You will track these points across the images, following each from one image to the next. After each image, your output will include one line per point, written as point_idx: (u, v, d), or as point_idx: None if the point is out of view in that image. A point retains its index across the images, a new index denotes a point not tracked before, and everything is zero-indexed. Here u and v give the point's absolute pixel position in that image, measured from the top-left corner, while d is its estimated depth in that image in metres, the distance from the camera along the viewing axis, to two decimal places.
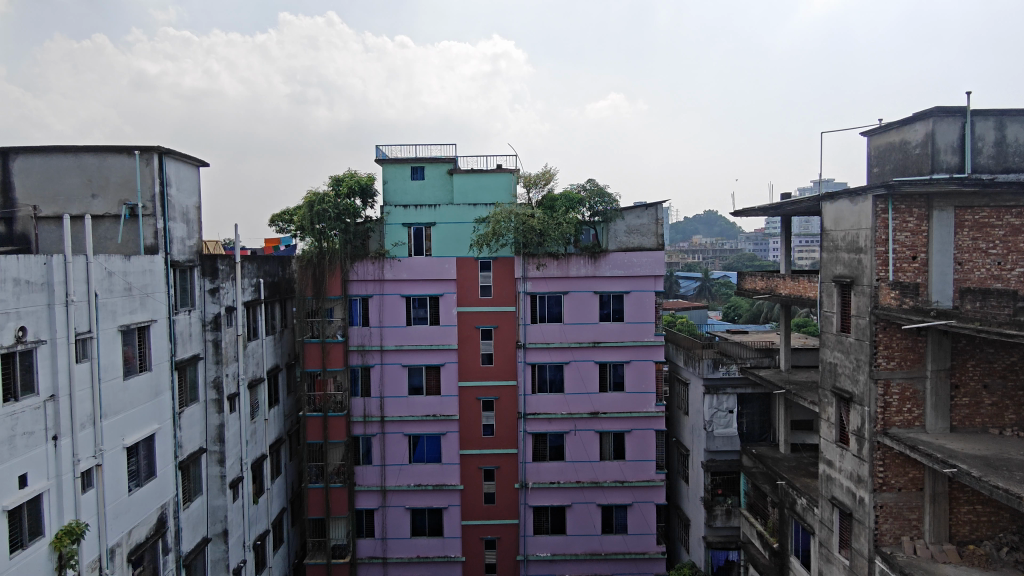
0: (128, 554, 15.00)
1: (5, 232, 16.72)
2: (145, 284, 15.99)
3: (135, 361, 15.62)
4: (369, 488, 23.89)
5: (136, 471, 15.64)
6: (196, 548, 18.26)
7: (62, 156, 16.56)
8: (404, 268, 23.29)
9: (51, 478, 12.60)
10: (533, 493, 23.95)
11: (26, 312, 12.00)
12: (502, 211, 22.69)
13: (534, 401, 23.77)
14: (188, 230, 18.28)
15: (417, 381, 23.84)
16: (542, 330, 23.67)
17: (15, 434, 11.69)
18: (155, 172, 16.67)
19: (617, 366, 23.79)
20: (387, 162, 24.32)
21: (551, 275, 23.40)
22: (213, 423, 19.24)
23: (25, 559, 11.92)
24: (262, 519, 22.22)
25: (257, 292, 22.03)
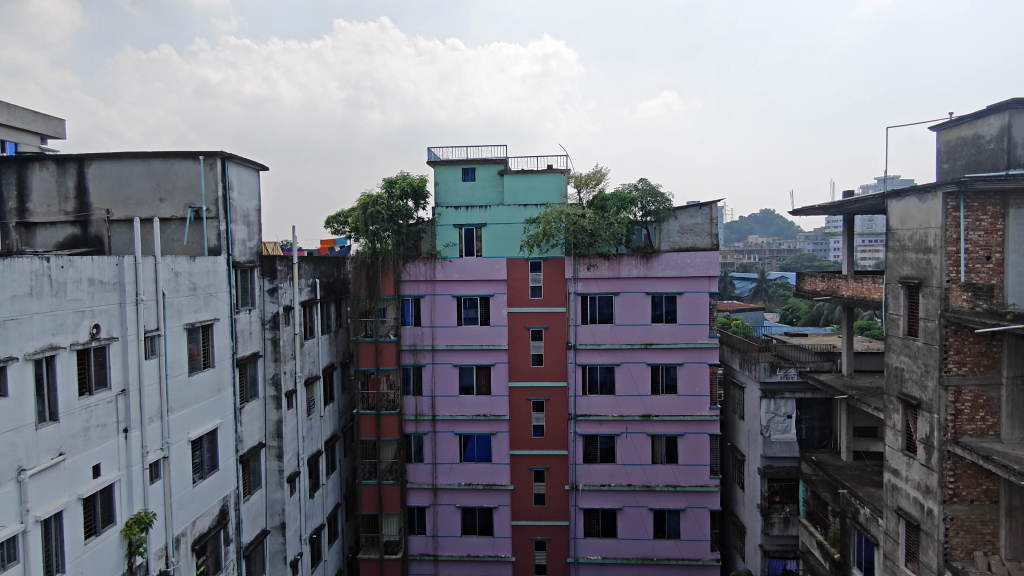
0: (193, 543, 15.64)
1: (80, 234, 17.61)
2: (209, 284, 16.62)
3: (199, 359, 16.25)
4: (421, 486, 24.21)
5: (200, 463, 16.28)
6: (256, 540, 18.91)
7: (133, 161, 17.39)
8: (455, 268, 23.47)
9: (122, 469, 13.23)
10: (584, 496, 23.80)
11: (100, 311, 12.65)
12: (553, 211, 22.62)
13: (585, 402, 23.62)
14: (249, 232, 18.91)
15: (468, 381, 24.01)
16: (593, 331, 23.50)
17: (90, 426, 12.33)
18: (218, 176, 17.26)
19: (670, 368, 23.41)
20: (440, 164, 24.55)
21: (602, 275, 23.20)
22: (272, 419, 19.88)
23: (98, 545, 12.54)
24: (317, 513, 22.78)
25: (313, 292, 22.63)
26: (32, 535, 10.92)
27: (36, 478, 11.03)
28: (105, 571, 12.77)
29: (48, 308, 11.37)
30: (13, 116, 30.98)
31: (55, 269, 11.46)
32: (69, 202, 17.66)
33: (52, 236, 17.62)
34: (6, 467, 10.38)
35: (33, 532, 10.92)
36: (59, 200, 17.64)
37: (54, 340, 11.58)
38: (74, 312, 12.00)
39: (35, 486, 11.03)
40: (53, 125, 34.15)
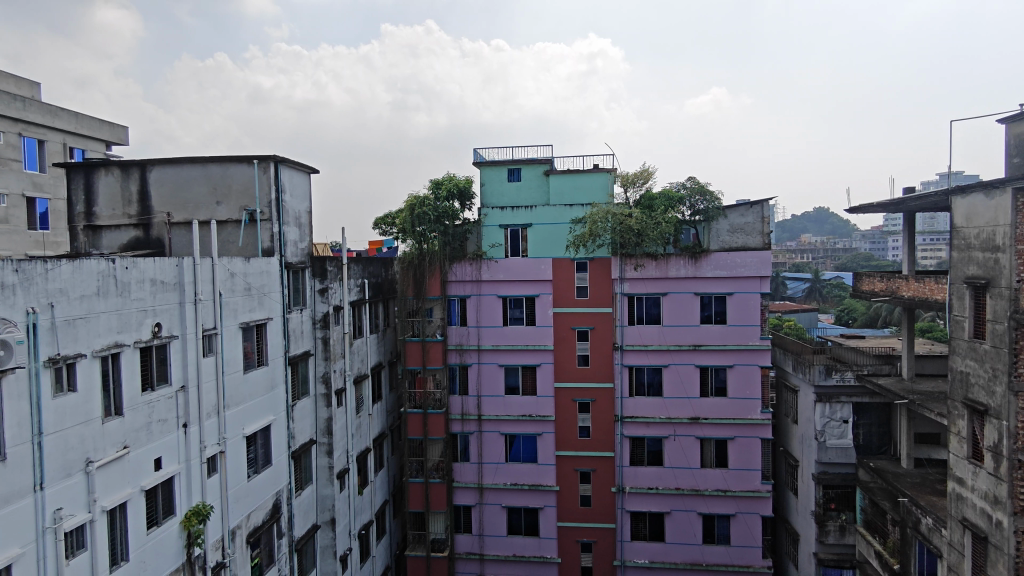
0: (248, 535, 16.13)
1: (142, 237, 18.35)
2: (263, 284, 17.12)
3: (254, 357, 16.74)
4: (467, 485, 24.38)
5: (255, 458, 16.77)
6: (307, 534, 19.38)
7: (191, 166, 18.00)
8: (501, 268, 23.57)
9: (181, 462, 13.74)
10: (631, 498, 23.54)
11: (161, 310, 13.16)
12: (599, 211, 22.45)
13: (632, 404, 23.36)
14: (301, 233, 19.39)
15: (513, 381, 24.07)
16: (640, 332, 23.20)
17: (152, 421, 12.86)
18: (271, 179, 17.73)
19: (720, 370, 22.94)
20: (485, 165, 24.69)
21: (650, 276, 22.91)
22: (322, 416, 20.33)
23: (160, 535, 13.04)
24: (366, 509, 23.18)
25: (362, 292, 23.04)
26: (99, 524, 11.42)
27: (103, 469, 11.54)
28: (166, 561, 13.27)
29: (113, 307, 11.87)
30: (81, 124, 32.60)
31: (121, 270, 11.98)
32: (132, 205, 18.42)
33: (116, 239, 18.44)
34: (75, 459, 10.89)
35: (100, 521, 11.41)
36: (123, 204, 18.42)
37: (120, 337, 12.07)
38: (137, 311, 12.51)
39: (101, 477, 11.53)
40: (117, 132, 35.79)
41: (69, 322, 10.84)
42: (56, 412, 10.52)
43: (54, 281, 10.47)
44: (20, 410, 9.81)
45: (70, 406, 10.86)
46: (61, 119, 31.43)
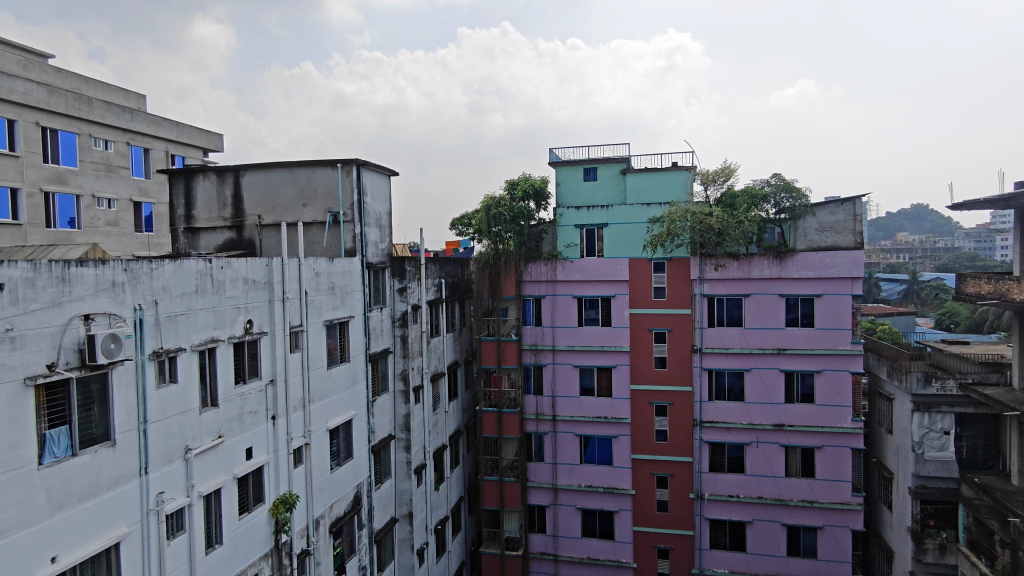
0: (330, 525, 16.75)
1: (236, 238, 19.45)
2: (346, 284, 17.73)
3: (337, 353, 17.38)
4: (541, 485, 24.39)
5: (337, 451, 17.39)
6: (385, 527, 19.95)
7: (281, 171, 18.87)
8: (577, 268, 23.46)
9: (270, 453, 14.44)
10: (710, 506, 22.88)
11: (253, 307, 13.88)
12: (677, 210, 21.90)
13: (712, 409, 22.70)
14: (381, 234, 19.97)
15: (588, 382, 23.88)
16: (721, 335, 22.50)
17: (244, 413, 13.58)
18: (353, 182, 18.33)
19: (806, 376, 21.94)
20: (561, 165, 24.66)
21: (731, 276, 22.18)
22: (401, 412, 20.87)
23: (251, 521, 13.72)
24: (442, 505, 23.60)
25: (439, 292, 23.46)
26: (197, 508, 12.12)
27: (200, 457, 12.25)
28: (256, 546, 13.94)
29: (210, 305, 12.60)
30: (182, 133, 34.80)
31: (217, 269, 12.69)
32: (227, 209, 19.50)
33: (213, 240, 19.61)
34: (176, 446, 11.63)
35: (197, 505, 12.10)
36: (219, 207, 19.54)
37: (216, 333, 12.78)
38: (231, 308, 13.23)
39: (198, 464, 12.23)
40: (214, 140, 38.04)
41: (170, 318, 11.57)
42: (159, 402, 11.27)
43: (158, 280, 11.21)
44: (127, 400, 10.54)
45: (172, 396, 11.60)
46: (164, 128, 33.63)
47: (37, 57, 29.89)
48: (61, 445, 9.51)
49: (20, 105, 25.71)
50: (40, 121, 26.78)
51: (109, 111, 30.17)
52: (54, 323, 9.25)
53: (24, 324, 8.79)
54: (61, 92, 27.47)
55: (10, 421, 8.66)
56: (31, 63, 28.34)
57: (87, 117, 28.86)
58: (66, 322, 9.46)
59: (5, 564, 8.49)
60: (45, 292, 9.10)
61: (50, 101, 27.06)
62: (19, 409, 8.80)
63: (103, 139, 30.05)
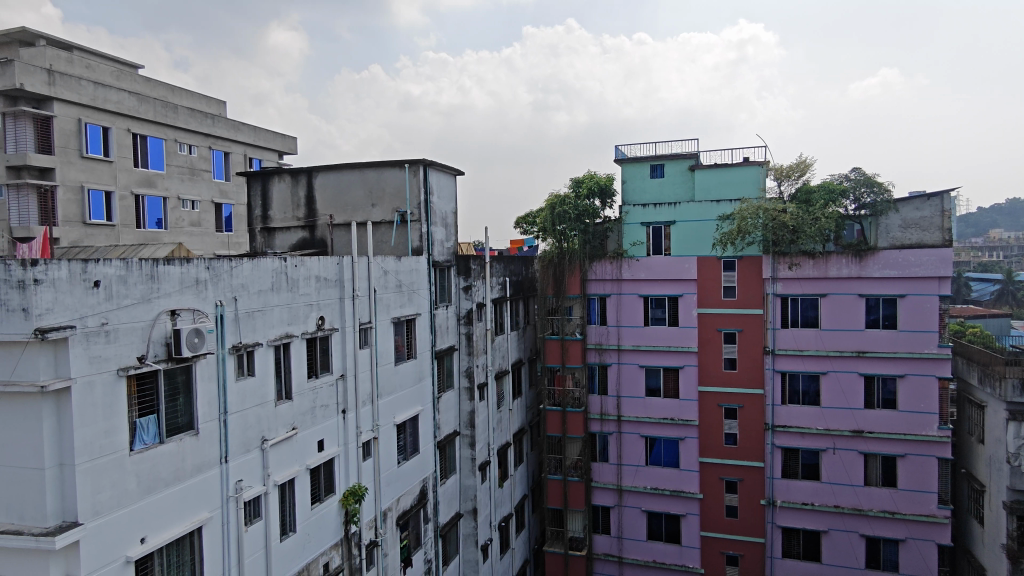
0: (398, 518, 17.13)
1: (309, 238, 20.14)
2: (412, 282, 18.06)
3: (404, 350, 17.73)
4: (606, 485, 24.17)
5: (404, 446, 17.75)
6: (450, 521, 20.24)
7: (351, 172, 19.38)
8: (642, 268, 23.10)
9: (341, 445, 14.89)
10: (782, 513, 22.10)
11: (325, 304, 14.34)
12: (748, 207, 21.20)
13: (785, 413, 21.88)
14: (447, 233, 20.24)
15: (654, 383, 23.49)
16: (795, 336, 21.65)
17: (316, 406, 14.04)
18: (420, 182, 18.65)
19: (888, 380, 20.85)
20: (627, 162, 24.34)
21: (806, 275, 21.30)
22: (465, 409, 21.11)
23: (322, 511, 14.18)
24: (506, 502, 23.75)
25: (503, 291, 23.56)
26: (272, 496, 12.62)
27: (276, 447, 12.75)
28: (327, 536, 14.39)
29: (285, 302, 13.08)
30: (259, 137, 36.29)
31: (291, 268, 13.16)
32: (301, 209, 20.20)
33: (287, 239, 20.37)
34: (253, 437, 12.16)
35: (273, 493, 12.61)
36: (293, 208, 20.26)
37: (290, 329, 13.26)
38: (305, 305, 13.71)
39: (274, 454, 12.74)
40: (288, 143, 39.51)
41: (248, 314, 12.09)
42: (238, 394, 11.79)
43: (237, 277, 11.73)
44: (210, 391, 11.09)
45: (250, 388, 12.11)
46: (242, 132, 35.17)
47: (128, 68, 31.82)
48: (150, 432, 10.08)
49: (113, 113, 27.49)
50: (131, 128, 28.55)
51: (193, 117, 31.77)
52: (143, 317, 9.82)
53: (117, 318, 9.38)
54: (149, 100, 29.16)
55: (105, 408, 9.23)
56: (123, 74, 30.22)
57: (173, 124, 30.53)
58: (154, 317, 10.02)
59: (99, 541, 9.07)
60: (136, 289, 9.66)
61: (140, 109, 28.78)
62: (113, 398, 9.37)
63: (187, 144, 31.72)
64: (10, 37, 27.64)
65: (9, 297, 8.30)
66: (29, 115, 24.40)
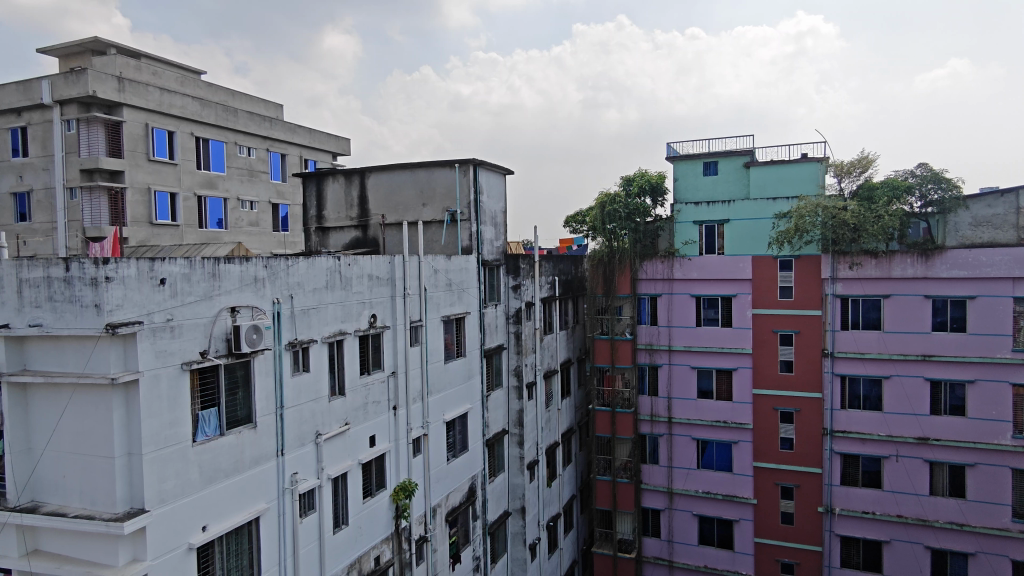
0: (447, 514, 17.31)
1: (362, 237, 20.54)
2: (462, 280, 18.19)
3: (454, 348, 17.88)
4: (656, 488, 23.82)
5: (453, 443, 17.91)
6: (499, 519, 20.33)
7: (402, 171, 19.64)
8: (695, 267, 22.64)
9: (392, 441, 15.13)
10: (841, 521, 21.37)
11: (377, 302, 14.59)
12: (807, 204, 20.46)
13: (845, 418, 21.13)
14: (496, 232, 20.32)
15: (706, 385, 23.02)
16: (856, 338, 20.87)
17: (368, 402, 14.31)
18: (470, 181, 18.77)
19: (956, 386, 19.87)
20: (679, 160, 23.92)
21: (868, 275, 20.53)
22: (514, 408, 21.14)
23: (374, 505, 14.43)
24: (554, 502, 23.68)
25: (552, 290, 23.48)
26: (326, 490, 12.91)
27: (329, 442, 13.05)
28: (379, 529, 14.65)
29: (338, 299, 13.36)
30: (314, 138, 37.19)
31: (344, 266, 13.44)
32: (354, 209, 20.60)
33: (341, 239, 20.83)
34: (308, 431, 12.47)
35: (326, 487, 12.90)
36: (346, 208, 20.68)
37: (343, 326, 13.54)
38: (357, 303, 13.98)
39: (328, 449, 13.03)
40: (342, 144, 40.37)
41: (304, 312, 12.40)
42: (294, 389, 12.11)
43: (294, 275, 12.05)
44: (267, 386, 11.42)
45: (305, 384, 12.43)
46: (298, 134, 36.11)
47: (192, 74, 33.10)
48: (211, 425, 10.45)
49: (178, 117, 28.64)
50: (194, 132, 29.68)
51: (252, 121, 32.79)
52: (205, 314, 10.18)
53: (181, 315, 9.75)
54: (211, 104, 30.27)
55: (170, 401, 9.60)
56: (187, 79, 31.45)
57: (233, 127, 31.59)
58: (216, 313, 10.38)
59: (164, 528, 9.44)
60: (198, 286, 10.03)
61: (202, 113, 29.87)
62: (177, 391, 9.74)
63: (247, 146, 32.81)
64: (83, 47, 29.06)
65: (82, 293, 8.75)
66: (101, 120, 25.64)
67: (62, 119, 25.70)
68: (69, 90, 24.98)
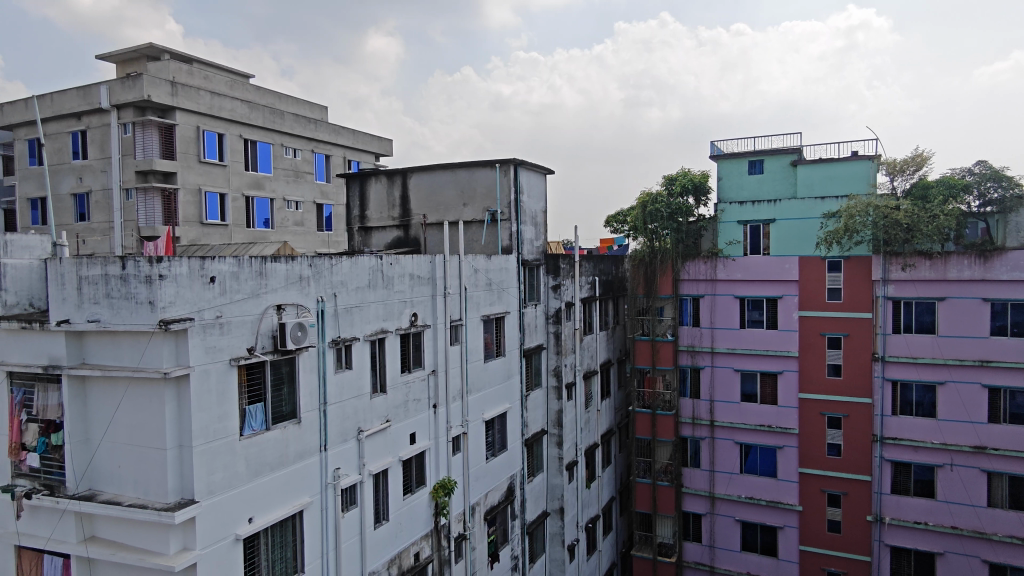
0: (486, 513, 17.38)
1: (403, 237, 20.79)
2: (502, 280, 18.23)
3: (493, 347, 17.94)
4: (697, 492, 23.45)
5: (493, 442, 17.97)
6: (537, 519, 20.32)
7: (443, 172, 19.80)
8: (739, 268, 22.25)
9: (432, 439, 15.28)
10: (891, 531, 20.66)
11: (418, 301, 14.74)
12: (857, 204, 19.86)
13: (896, 425, 20.41)
14: (536, 232, 20.31)
15: (750, 389, 22.56)
16: (909, 342, 20.13)
17: (409, 400, 14.47)
18: (511, 181, 18.81)
19: (1016, 394, 19.00)
20: (723, 158, 23.52)
21: (922, 277, 19.77)
22: (553, 408, 21.10)
23: (414, 501, 14.59)
24: (593, 503, 23.54)
25: (593, 290, 23.34)
26: (368, 485, 13.09)
27: (371, 438, 13.24)
28: (418, 526, 14.79)
29: (381, 298, 13.55)
30: (358, 139, 37.82)
31: (387, 266, 13.63)
32: (395, 209, 20.85)
33: (383, 238, 21.12)
34: (350, 427, 12.68)
35: (368, 483, 13.09)
36: (388, 208, 20.95)
37: (385, 324, 13.72)
38: (399, 302, 14.14)
39: (369, 445, 13.23)
40: (385, 145, 40.97)
41: (347, 310, 12.61)
42: (337, 386, 12.33)
43: (337, 275, 12.27)
44: (311, 382, 11.66)
45: (348, 381, 12.64)
46: (342, 135, 36.75)
47: (241, 77, 34.03)
48: (258, 419, 10.71)
49: (228, 120, 29.49)
50: (243, 134, 30.50)
51: (298, 122, 33.51)
52: (252, 311, 10.44)
53: (230, 312, 10.02)
54: (259, 107, 31.06)
55: (219, 395, 9.87)
56: (237, 83, 32.34)
57: (280, 129, 32.34)
58: (262, 311, 10.63)
59: (212, 518, 9.73)
60: (246, 284, 10.30)
61: (251, 116, 30.67)
62: (225, 386, 10.01)
63: (293, 148, 33.56)
64: (139, 52, 30.13)
65: (137, 291, 9.08)
66: (155, 124, 26.62)
67: (119, 122, 26.74)
68: (126, 95, 26.00)
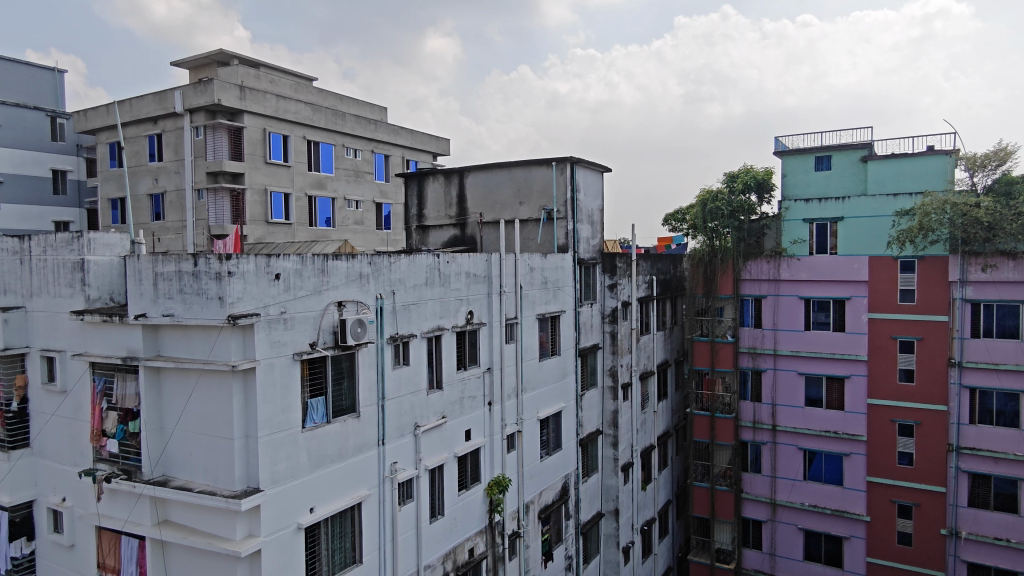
0: (540, 511, 17.38)
1: (460, 235, 21.00)
2: (558, 279, 18.18)
3: (549, 346, 17.91)
4: (758, 498, 22.79)
5: (547, 441, 17.95)
6: (592, 520, 20.19)
7: (500, 171, 19.88)
8: (804, 267, 21.51)
9: (487, 436, 15.38)
10: (968, 546, 19.54)
11: (474, 299, 14.85)
12: (933, 201, 18.92)
13: (974, 434, 19.30)
14: (593, 231, 20.15)
15: (815, 393, 21.78)
16: (989, 348, 19.00)
17: (464, 397, 14.60)
18: (567, 179, 18.73)
19: None
20: (788, 154, 22.78)
21: (1004, 279, 18.62)
22: (608, 408, 20.90)
23: (468, 497, 14.71)
24: (649, 506, 23.22)
25: (650, 289, 23.00)
26: (424, 480, 13.28)
27: (427, 434, 13.42)
28: (472, 522, 14.89)
29: (437, 295, 13.71)
30: (416, 139, 38.38)
31: (443, 264, 13.79)
32: (452, 207, 21.08)
33: (440, 237, 21.38)
34: (407, 422, 12.89)
35: (424, 477, 13.28)
36: (445, 206, 21.18)
37: (442, 322, 13.88)
38: (455, 300, 14.29)
39: (426, 440, 13.41)
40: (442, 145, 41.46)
41: (405, 307, 12.83)
42: (395, 381, 12.56)
43: (395, 272, 12.49)
44: (370, 377, 11.90)
45: (405, 376, 12.84)
46: (401, 136, 37.38)
47: (304, 80, 35.05)
48: (319, 412, 11.01)
49: (292, 122, 30.43)
50: (306, 135, 31.41)
51: (359, 123, 34.27)
52: (315, 307, 10.73)
53: (294, 308, 10.34)
54: (322, 109, 31.91)
55: (283, 388, 10.18)
56: (301, 86, 33.33)
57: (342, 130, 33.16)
58: (324, 307, 10.92)
59: (276, 507, 10.05)
60: (309, 281, 10.59)
61: (314, 117, 31.52)
62: (289, 379, 10.31)
63: (354, 148, 34.35)
64: (211, 58, 31.42)
65: (208, 287, 9.47)
66: (224, 126, 27.71)
67: (191, 126, 28.00)
68: (198, 99, 27.20)
